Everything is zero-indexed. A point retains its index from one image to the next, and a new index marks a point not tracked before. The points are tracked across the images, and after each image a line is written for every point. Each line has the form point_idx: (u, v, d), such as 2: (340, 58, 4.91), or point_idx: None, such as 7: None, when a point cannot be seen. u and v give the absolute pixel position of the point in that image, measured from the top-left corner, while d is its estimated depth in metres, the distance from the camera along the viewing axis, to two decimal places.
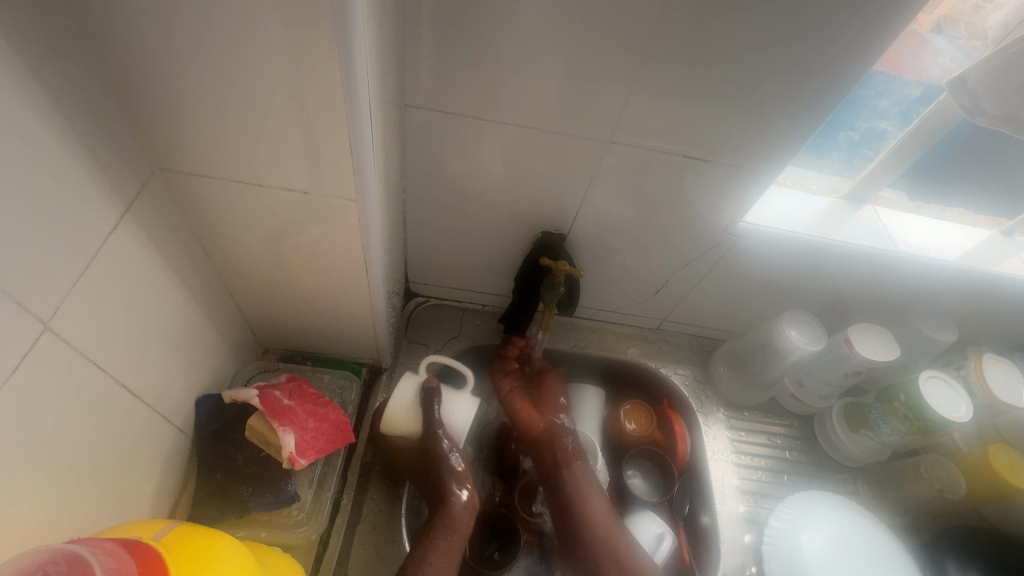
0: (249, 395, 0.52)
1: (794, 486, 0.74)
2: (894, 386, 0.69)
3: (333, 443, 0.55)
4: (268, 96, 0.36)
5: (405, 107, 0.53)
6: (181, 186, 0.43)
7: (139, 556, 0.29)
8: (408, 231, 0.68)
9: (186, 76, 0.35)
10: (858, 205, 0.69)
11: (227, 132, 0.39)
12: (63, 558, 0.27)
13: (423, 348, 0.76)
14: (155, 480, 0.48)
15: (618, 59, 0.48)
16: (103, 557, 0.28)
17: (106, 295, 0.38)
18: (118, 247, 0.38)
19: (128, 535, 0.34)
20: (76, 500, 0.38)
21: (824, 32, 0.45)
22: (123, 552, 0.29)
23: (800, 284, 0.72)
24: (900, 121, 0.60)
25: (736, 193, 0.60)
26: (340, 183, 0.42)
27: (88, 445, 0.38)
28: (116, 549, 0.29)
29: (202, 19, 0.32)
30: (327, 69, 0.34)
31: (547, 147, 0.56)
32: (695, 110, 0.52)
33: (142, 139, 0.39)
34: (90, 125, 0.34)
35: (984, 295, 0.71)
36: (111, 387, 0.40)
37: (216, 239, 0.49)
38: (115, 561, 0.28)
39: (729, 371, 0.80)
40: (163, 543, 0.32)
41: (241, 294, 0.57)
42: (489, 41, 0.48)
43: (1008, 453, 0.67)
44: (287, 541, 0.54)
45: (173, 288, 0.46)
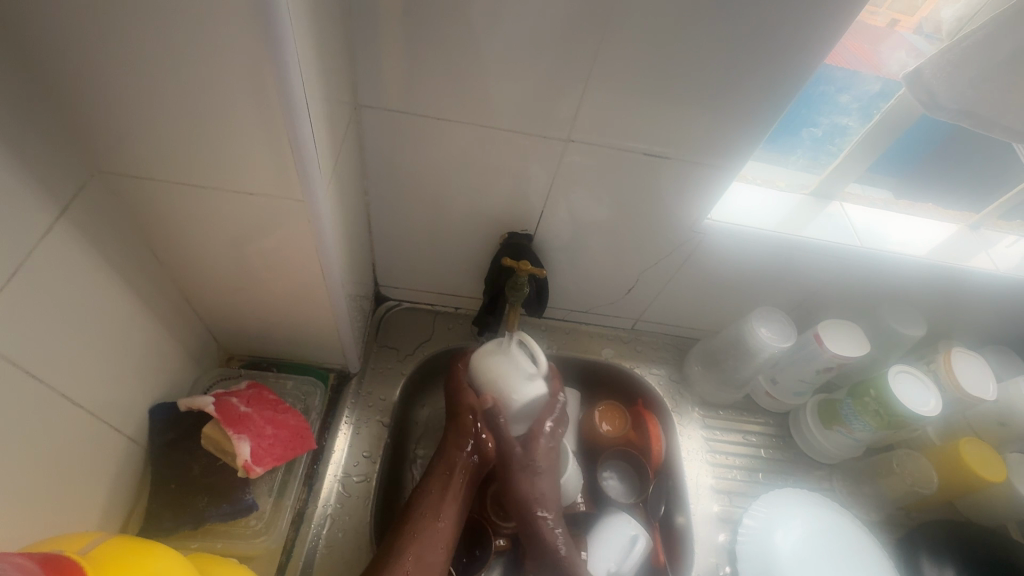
0: (203, 403, 0.51)
1: (769, 484, 0.74)
2: (865, 381, 0.70)
3: (293, 450, 0.54)
4: (204, 94, 0.35)
5: (360, 108, 0.53)
6: (125, 190, 0.42)
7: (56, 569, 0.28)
8: (374, 234, 0.68)
9: (116, 75, 0.34)
10: (826, 201, 0.69)
11: (166, 133, 0.38)
12: None
13: (394, 352, 0.75)
14: (105, 491, 0.46)
15: (570, 55, 0.48)
16: (11, 570, 0.27)
17: (41, 300, 0.36)
18: (54, 251, 0.37)
19: (54, 548, 0.33)
20: (12, 513, 0.37)
21: (774, 26, 0.45)
22: (36, 565, 0.28)
23: (771, 280, 0.72)
24: (862, 118, 0.60)
25: (699, 190, 0.60)
26: (286, 183, 0.42)
27: (25, 455, 0.37)
28: (29, 563, 0.28)
29: (128, 17, 0.31)
30: (259, 65, 0.33)
31: (507, 146, 0.56)
32: (651, 106, 0.52)
33: (78, 142, 0.38)
34: (17, 126, 0.33)
35: (952, 289, 0.71)
36: (51, 395, 0.39)
37: (167, 243, 0.48)
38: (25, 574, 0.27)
39: (703, 369, 0.79)
40: (88, 557, 0.31)
41: (198, 300, 0.56)
42: (440, 39, 0.47)
43: (979, 446, 0.67)
44: (246, 551, 0.53)
45: (120, 294, 0.45)
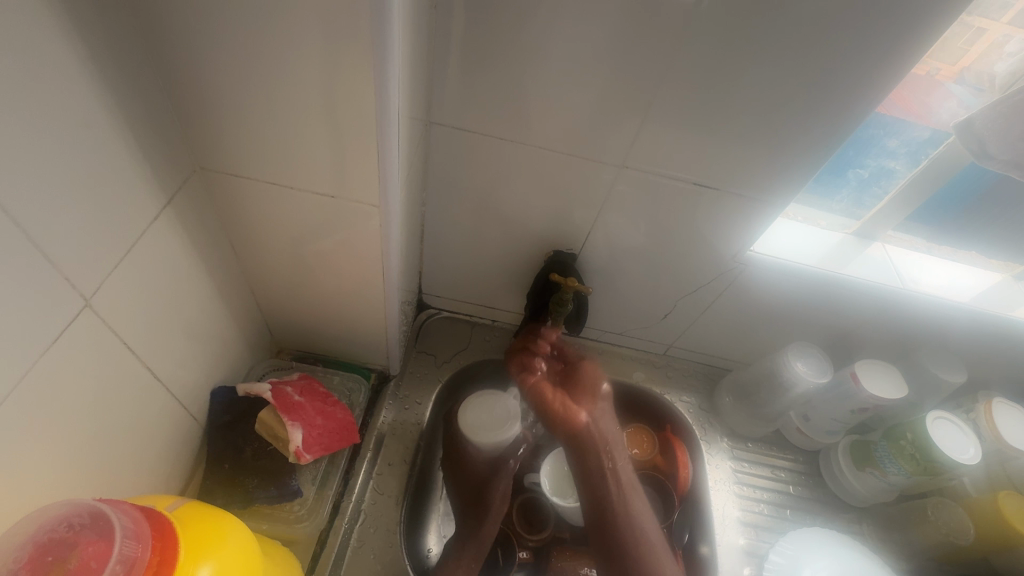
0: (261, 389, 0.55)
1: (796, 522, 0.73)
2: (900, 425, 0.69)
3: (338, 441, 0.59)
4: (302, 106, 0.39)
5: (430, 124, 0.56)
6: (218, 186, 0.46)
7: (154, 520, 0.33)
8: (425, 243, 0.71)
9: (228, 83, 0.38)
10: (867, 242, 0.70)
11: (261, 136, 0.42)
12: (89, 514, 0.31)
13: (432, 358, 0.77)
14: (167, 463, 0.50)
15: (633, 87, 0.51)
16: (123, 514, 0.31)
17: (142, 280, 0.41)
18: (157, 238, 0.41)
19: (145, 502, 0.37)
20: (92, 470, 0.40)
21: (828, 72, 0.47)
22: (140, 514, 0.32)
23: (809, 317, 0.72)
24: (909, 162, 0.61)
25: (744, 223, 0.61)
26: (364, 191, 0.45)
27: (111, 421, 0.41)
28: (135, 511, 0.32)
29: (249, 36, 0.35)
30: (359, 83, 0.37)
31: (561, 169, 0.59)
32: (706, 140, 0.54)
33: (186, 140, 0.42)
34: (142, 124, 0.37)
35: (996, 339, 0.71)
36: (138, 368, 0.43)
37: (244, 238, 0.52)
38: (132, 521, 0.31)
39: (734, 401, 0.80)
40: (181, 517, 0.35)
41: (261, 293, 0.59)
42: (509, 66, 0.51)
43: (1020, 500, 0.65)
44: (288, 536, 0.56)
45: (200, 280, 0.49)
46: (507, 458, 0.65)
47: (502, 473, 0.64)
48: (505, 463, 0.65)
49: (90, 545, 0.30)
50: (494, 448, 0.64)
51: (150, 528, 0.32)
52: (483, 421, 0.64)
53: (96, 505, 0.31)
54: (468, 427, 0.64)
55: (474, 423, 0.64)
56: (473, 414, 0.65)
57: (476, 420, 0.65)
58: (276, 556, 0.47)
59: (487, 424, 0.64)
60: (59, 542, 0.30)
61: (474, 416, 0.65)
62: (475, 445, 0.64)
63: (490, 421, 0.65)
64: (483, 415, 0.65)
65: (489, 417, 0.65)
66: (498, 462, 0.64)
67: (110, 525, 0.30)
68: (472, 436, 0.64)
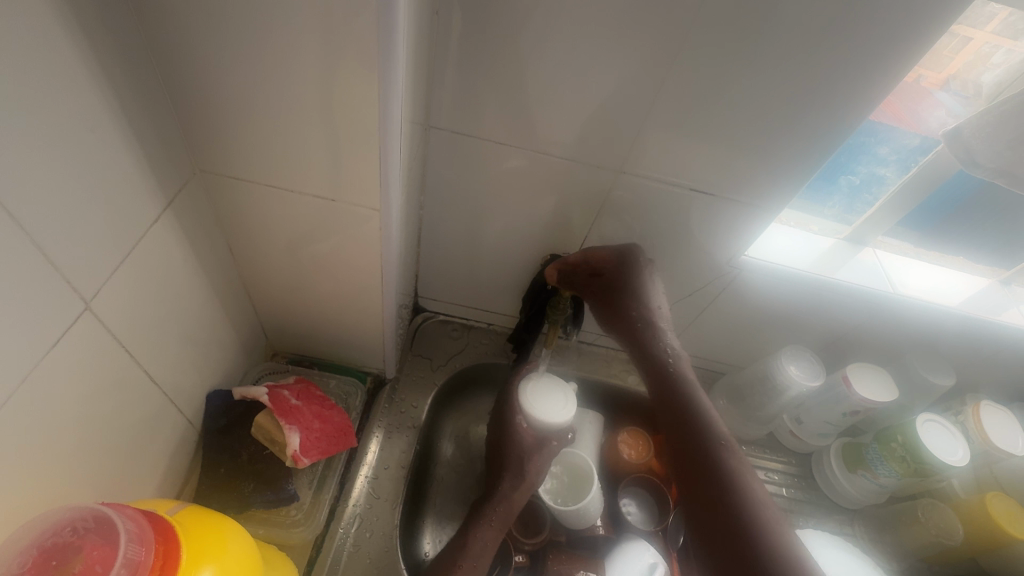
0: (259, 392, 0.55)
1: (789, 524, 0.74)
2: (891, 428, 0.70)
3: (336, 445, 0.58)
4: (305, 109, 0.39)
5: (429, 128, 0.57)
6: (217, 189, 0.46)
7: (157, 525, 0.32)
8: (422, 246, 0.71)
9: (231, 87, 0.38)
10: (858, 247, 0.71)
11: (262, 140, 0.42)
12: (94, 518, 0.30)
13: (428, 362, 0.77)
14: (162, 468, 0.49)
15: (631, 94, 0.51)
16: (127, 518, 0.31)
17: (142, 284, 0.40)
18: (157, 242, 0.41)
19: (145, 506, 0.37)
20: (89, 474, 0.40)
21: (822, 82, 0.48)
22: (144, 519, 0.32)
23: (802, 321, 0.73)
24: (899, 169, 0.63)
25: (740, 228, 0.62)
26: (365, 195, 0.45)
27: (108, 425, 0.40)
28: (138, 515, 0.32)
29: (252, 40, 0.35)
30: (363, 87, 0.37)
31: (559, 174, 0.60)
32: (703, 147, 0.55)
33: (187, 143, 0.42)
34: (144, 127, 0.37)
35: (984, 343, 0.72)
36: (136, 372, 0.42)
37: (241, 241, 0.52)
38: (137, 526, 0.31)
39: (728, 404, 0.80)
40: (183, 521, 0.35)
41: (258, 296, 0.59)
42: (508, 72, 0.51)
43: (1005, 502, 0.67)
44: (284, 540, 0.56)
45: (199, 283, 0.49)
46: (551, 438, 0.63)
47: (546, 450, 0.63)
48: (549, 443, 0.63)
49: (96, 549, 0.30)
50: (542, 427, 0.63)
51: (154, 532, 0.31)
52: (543, 399, 0.64)
53: (99, 509, 0.31)
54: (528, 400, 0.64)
55: (536, 396, 0.64)
56: (536, 391, 0.65)
57: (535, 396, 0.65)
58: (278, 560, 0.47)
59: (547, 404, 0.64)
60: (62, 546, 0.29)
61: (535, 389, 0.65)
62: (527, 420, 0.64)
63: (551, 403, 0.64)
64: (543, 395, 0.65)
65: (550, 401, 0.64)
66: (542, 438, 0.63)
67: (115, 529, 0.30)
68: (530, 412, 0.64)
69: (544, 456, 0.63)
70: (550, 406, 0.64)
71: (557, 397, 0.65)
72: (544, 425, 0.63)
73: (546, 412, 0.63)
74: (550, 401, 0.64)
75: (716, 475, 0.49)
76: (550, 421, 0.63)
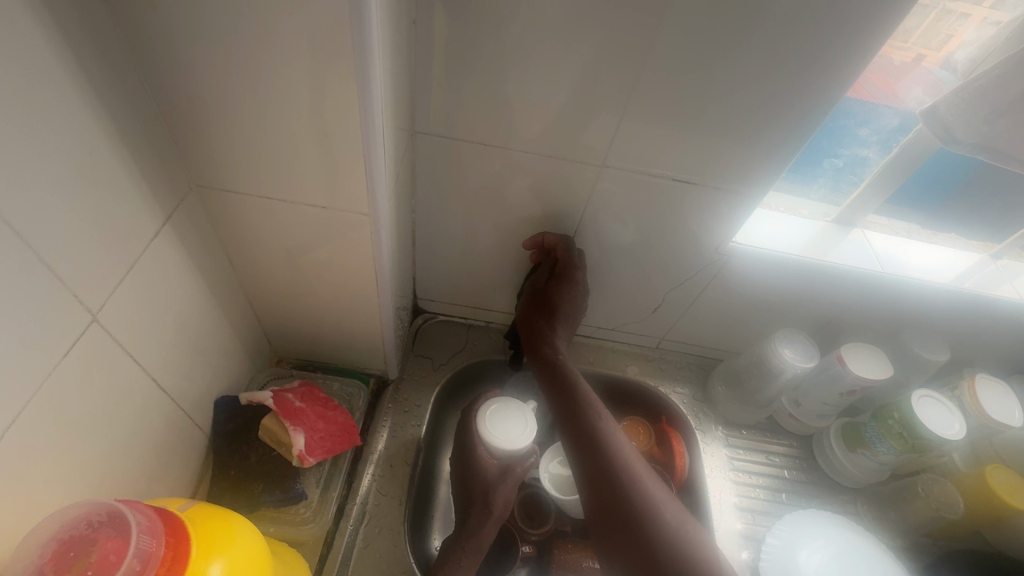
0: (264, 397, 0.57)
1: (792, 505, 0.75)
2: (888, 404, 0.71)
3: (341, 444, 0.60)
4: (291, 121, 0.41)
5: (415, 133, 0.58)
6: (214, 202, 0.48)
7: (165, 518, 0.35)
8: (417, 248, 0.73)
9: (218, 104, 0.40)
10: (847, 228, 0.72)
11: (251, 152, 0.44)
12: (106, 513, 0.32)
13: (429, 362, 0.79)
14: (174, 471, 0.52)
15: (608, 89, 0.53)
16: (139, 512, 0.33)
17: (145, 294, 0.43)
18: (157, 254, 0.43)
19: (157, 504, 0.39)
20: (105, 476, 0.42)
21: (794, 66, 0.49)
22: (154, 512, 0.34)
23: (795, 304, 0.74)
24: (881, 149, 0.64)
25: (725, 215, 0.63)
26: (354, 200, 0.47)
27: (120, 431, 0.42)
28: (149, 510, 0.34)
29: (238, 58, 0.37)
30: (344, 94, 0.39)
31: (543, 171, 0.61)
32: (681, 136, 0.56)
33: (183, 159, 0.44)
34: (139, 145, 0.39)
35: (980, 317, 0.73)
36: (144, 379, 0.44)
37: (239, 251, 0.54)
38: (146, 517, 0.33)
39: (726, 389, 0.81)
40: (190, 516, 0.37)
41: (259, 304, 0.61)
42: (488, 74, 0.53)
43: (1005, 474, 0.67)
44: (295, 538, 0.58)
45: (200, 292, 0.51)
46: (514, 465, 0.63)
47: (509, 479, 0.63)
48: (513, 470, 0.63)
49: (109, 541, 0.31)
50: (505, 455, 0.64)
51: (164, 526, 0.33)
52: (502, 425, 0.65)
53: (112, 504, 0.33)
54: (484, 429, 0.65)
55: (494, 423, 0.65)
56: (498, 414, 0.66)
57: (489, 425, 0.65)
58: (291, 558, 0.49)
59: (509, 429, 0.64)
60: (79, 539, 0.31)
61: (485, 412, 0.66)
62: (488, 448, 0.64)
63: (516, 426, 0.65)
64: (503, 417, 0.65)
65: (515, 424, 0.65)
66: (506, 467, 0.63)
67: (126, 519, 0.32)
68: (490, 440, 0.64)
69: (508, 489, 0.62)
70: (511, 434, 0.65)
71: (521, 418, 0.66)
72: (505, 452, 0.64)
73: (510, 439, 0.64)
74: (514, 424, 0.65)
75: (588, 434, 0.60)
76: (510, 449, 0.64)
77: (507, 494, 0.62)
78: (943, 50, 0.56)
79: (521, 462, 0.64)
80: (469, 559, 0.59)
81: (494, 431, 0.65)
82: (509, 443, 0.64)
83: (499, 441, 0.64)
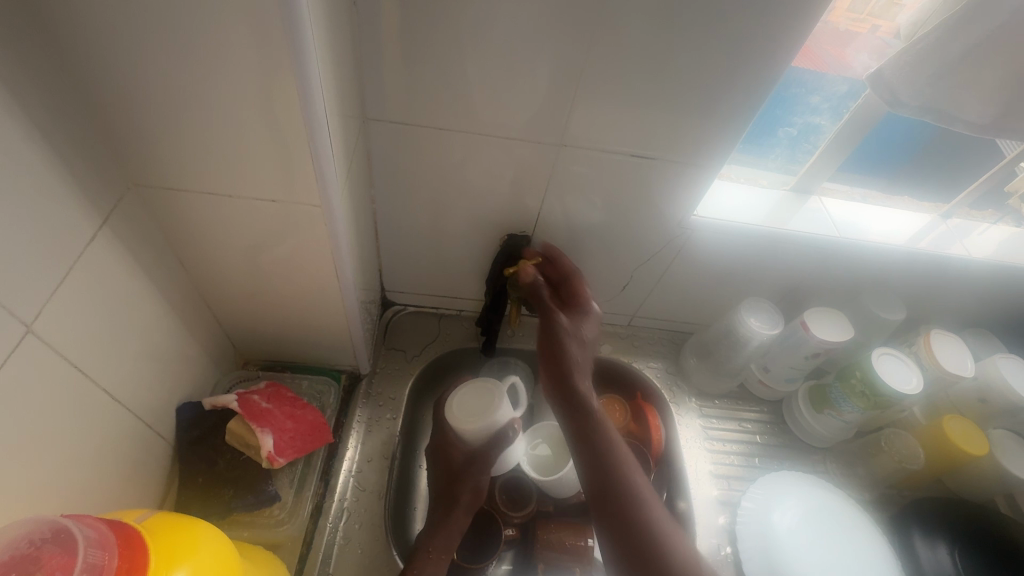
0: (228, 400, 0.55)
1: (766, 469, 0.77)
2: (850, 364, 0.74)
3: (312, 442, 0.60)
4: (227, 111, 0.39)
5: (368, 120, 0.57)
6: (156, 201, 0.46)
7: (118, 531, 0.34)
8: (381, 240, 0.72)
9: (148, 96, 0.38)
10: (805, 196, 0.73)
11: (190, 146, 0.42)
12: (51, 529, 0.31)
13: (402, 354, 0.78)
14: (137, 482, 0.50)
15: (559, 66, 0.52)
16: (87, 527, 0.32)
17: (88, 302, 0.41)
18: (97, 259, 0.41)
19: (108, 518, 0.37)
20: (61, 494, 0.40)
21: (742, 35, 0.49)
22: (104, 527, 0.33)
23: (758, 273, 0.76)
24: (833, 116, 0.65)
25: (685, 189, 0.64)
26: (304, 191, 0.45)
27: (71, 446, 0.41)
28: (99, 525, 0.33)
29: (164, 46, 0.35)
30: (282, 81, 0.37)
31: (502, 153, 0.60)
32: (637, 111, 0.56)
33: (117, 156, 0.42)
34: (66, 143, 0.37)
35: (933, 275, 0.75)
36: (94, 390, 0.43)
37: (191, 252, 0.52)
38: (95, 532, 0.32)
39: (698, 361, 0.83)
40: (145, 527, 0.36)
41: (218, 306, 0.59)
42: (436, 56, 0.51)
43: (961, 422, 0.71)
44: (271, 540, 0.57)
45: (150, 296, 0.49)
46: (484, 451, 0.63)
47: (478, 467, 0.62)
48: (482, 457, 0.62)
49: (54, 557, 0.30)
50: (475, 441, 0.63)
51: (117, 539, 0.33)
52: (469, 409, 0.63)
53: (56, 521, 0.32)
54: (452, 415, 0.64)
55: (461, 407, 0.64)
56: (464, 399, 0.64)
57: (457, 412, 0.64)
58: (266, 559, 0.49)
59: (478, 411, 0.63)
60: (21, 558, 0.29)
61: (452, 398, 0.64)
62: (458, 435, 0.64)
63: (485, 406, 0.63)
64: (471, 399, 0.64)
65: (485, 404, 0.63)
66: (475, 455, 0.62)
67: (73, 535, 0.31)
68: (458, 425, 0.63)
69: (478, 477, 0.62)
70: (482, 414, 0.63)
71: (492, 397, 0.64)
72: (473, 435, 0.62)
73: (478, 420, 0.63)
74: (484, 404, 0.64)
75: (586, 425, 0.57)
76: (479, 434, 0.63)
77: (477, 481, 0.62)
78: (896, 21, 0.57)
79: (491, 447, 0.63)
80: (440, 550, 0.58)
81: (461, 415, 0.63)
82: (478, 425, 0.62)
83: (467, 427, 0.63)
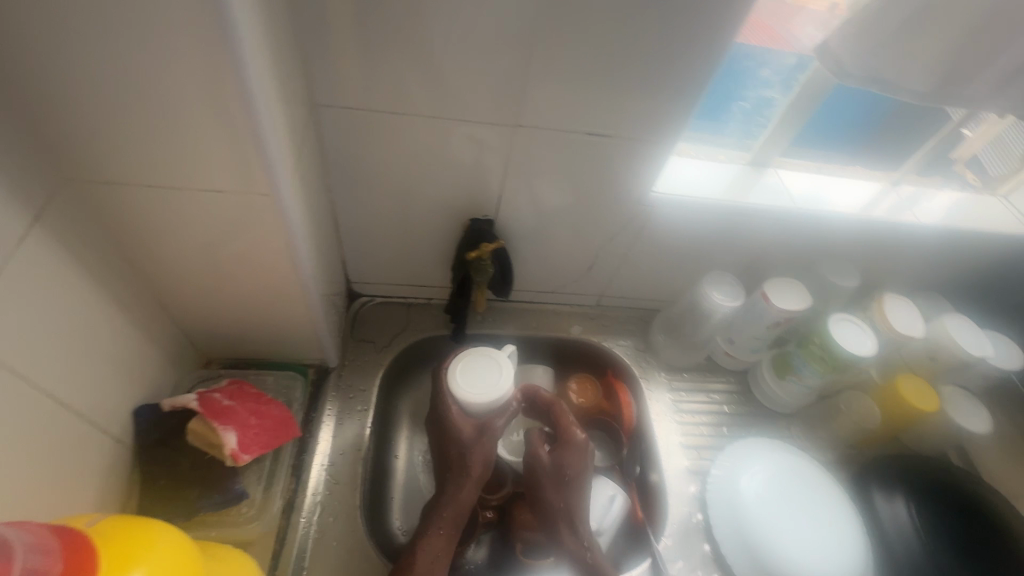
0: (187, 399, 0.54)
1: (734, 437, 0.79)
2: (810, 331, 0.76)
3: (277, 437, 0.59)
4: (159, 99, 0.38)
5: (317, 106, 0.55)
6: (93, 197, 0.44)
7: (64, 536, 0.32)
8: (341, 230, 0.70)
9: (71, 86, 0.36)
10: (762, 169, 0.74)
11: (124, 138, 0.40)
12: None
13: (371, 345, 0.77)
14: (95, 490, 0.49)
15: (509, 45, 0.51)
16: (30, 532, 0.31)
17: (25, 305, 0.39)
18: (32, 260, 0.39)
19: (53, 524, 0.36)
20: (9, 505, 0.39)
21: (689, 9, 0.50)
22: (50, 531, 0.32)
23: (720, 247, 0.77)
24: (784, 89, 0.66)
25: (643, 165, 0.64)
26: (250, 182, 0.44)
27: (16, 456, 0.39)
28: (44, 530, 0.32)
29: (82, 32, 0.33)
30: (215, 67, 0.36)
31: (458, 137, 0.60)
32: (590, 90, 0.56)
33: (46, 151, 0.40)
34: None
35: (884, 241, 0.78)
36: (38, 398, 0.41)
37: (137, 250, 0.50)
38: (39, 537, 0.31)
39: (666, 337, 0.84)
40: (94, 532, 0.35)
41: (172, 305, 0.57)
42: (381, 37, 0.50)
43: (914, 382, 0.74)
44: (243, 538, 0.57)
45: (96, 296, 0.47)
46: (492, 421, 0.63)
47: (485, 438, 0.62)
48: (490, 428, 0.62)
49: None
50: (480, 411, 0.63)
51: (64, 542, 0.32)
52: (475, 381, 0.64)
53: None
54: (456, 387, 0.63)
55: (466, 379, 0.64)
56: (468, 369, 0.65)
57: (461, 384, 0.63)
58: (236, 555, 0.48)
59: (487, 383, 0.64)
60: None
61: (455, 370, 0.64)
62: (460, 406, 0.63)
63: (492, 378, 0.64)
64: (476, 371, 0.65)
65: (493, 377, 0.64)
66: (484, 427, 0.62)
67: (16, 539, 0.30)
68: (461, 396, 0.63)
69: (485, 447, 0.62)
70: (487, 387, 0.64)
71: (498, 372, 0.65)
72: (480, 407, 0.63)
73: (484, 392, 0.63)
74: (490, 377, 0.65)
75: None
76: (484, 405, 0.63)
77: (484, 453, 0.62)
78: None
79: (496, 418, 0.63)
80: (446, 528, 0.58)
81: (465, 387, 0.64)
82: (484, 398, 0.63)
83: (474, 399, 0.63)
